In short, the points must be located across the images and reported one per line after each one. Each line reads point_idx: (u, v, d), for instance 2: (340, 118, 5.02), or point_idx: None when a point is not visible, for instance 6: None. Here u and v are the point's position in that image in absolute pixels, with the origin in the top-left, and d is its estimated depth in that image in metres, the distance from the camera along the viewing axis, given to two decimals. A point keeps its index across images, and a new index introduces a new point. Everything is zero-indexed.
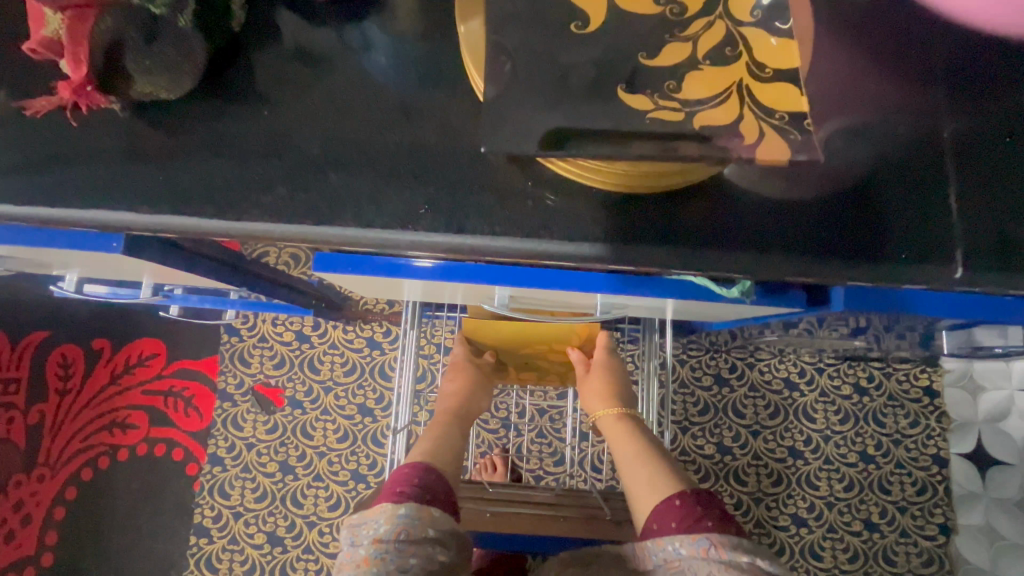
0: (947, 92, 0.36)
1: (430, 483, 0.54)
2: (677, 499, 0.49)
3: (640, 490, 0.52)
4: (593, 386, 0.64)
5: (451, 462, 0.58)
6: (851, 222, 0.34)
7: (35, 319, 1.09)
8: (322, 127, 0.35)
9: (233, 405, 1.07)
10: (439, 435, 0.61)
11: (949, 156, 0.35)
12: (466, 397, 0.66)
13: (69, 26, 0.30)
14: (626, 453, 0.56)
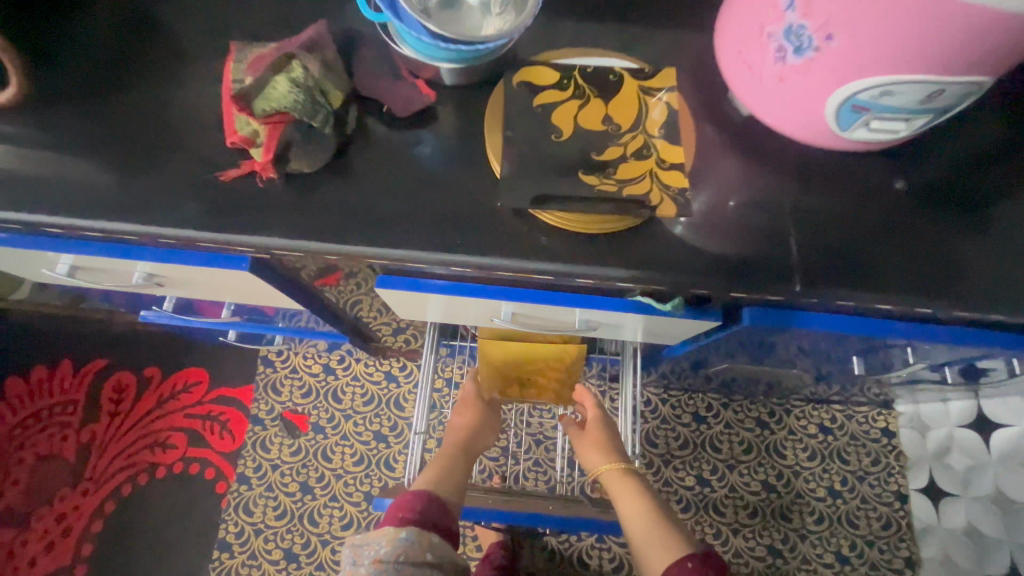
0: (801, 177, 0.55)
1: (435, 508, 0.68)
2: (688, 561, 0.60)
3: (649, 545, 0.63)
4: (594, 455, 0.79)
5: (451, 489, 0.72)
6: (738, 257, 0.51)
7: (96, 348, 1.25)
8: (392, 192, 0.52)
9: (263, 429, 1.20)
10: (447, 468, 0.75)
11: (802, 217, 0.53)
12: (473, 432, 0.83)
13: (268, 133, 0.49)
14: (635, 515, 0.68)
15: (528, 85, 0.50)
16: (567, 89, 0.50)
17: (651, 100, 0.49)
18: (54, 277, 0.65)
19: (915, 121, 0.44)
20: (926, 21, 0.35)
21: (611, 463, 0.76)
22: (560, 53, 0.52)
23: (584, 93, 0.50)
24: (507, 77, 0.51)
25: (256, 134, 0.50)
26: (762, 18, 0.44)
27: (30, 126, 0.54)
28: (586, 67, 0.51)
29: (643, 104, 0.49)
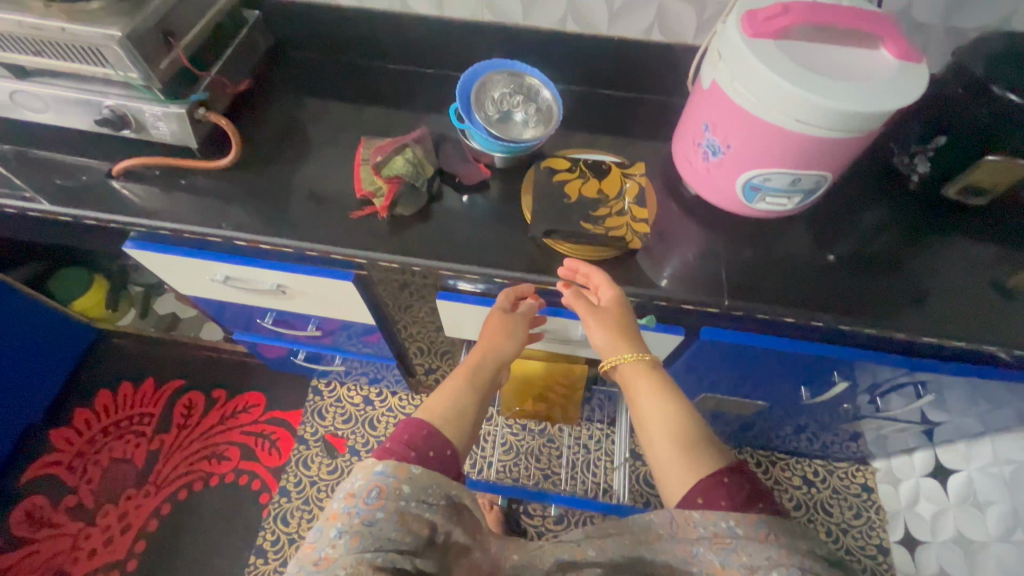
0: (736, 236, 0.80)
1: (424, 438, 0.58)
2: (724, 477, 0.55)
3: (671, 456, 0.58)
4: (603, 334, 0.67)
5: (458, 420, 0.62)
6: (692, 283, 0.74)
7: (176, 370, 1.48)
8: (458, 230, 0.77)
9: (306, 448, 1.38)
10: (461, 390, 0.64)
11: (737, 261, 0.77)
12: (494, 359, 0.69)
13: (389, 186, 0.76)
14: (654, 417, 0.61)
15: (550, 169, 0.78)
16: (575, 171, 0.77)
17: (629, 180, 0.77)
18: (208, 284, 0.90)
19: (793, 198, 0.69)
20: (777, 138, 0.62)
21: (631, 355, 0.65)
22: (573, 151, 0.81)
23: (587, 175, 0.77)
24: (538, 164, 0.80)
25: (377, 189, 0.76)
26: (694, 135, 0.72)
27: (225, 177, 0.82)
28: (588, 159, 0.79)
29: (624, 183, 0.77)
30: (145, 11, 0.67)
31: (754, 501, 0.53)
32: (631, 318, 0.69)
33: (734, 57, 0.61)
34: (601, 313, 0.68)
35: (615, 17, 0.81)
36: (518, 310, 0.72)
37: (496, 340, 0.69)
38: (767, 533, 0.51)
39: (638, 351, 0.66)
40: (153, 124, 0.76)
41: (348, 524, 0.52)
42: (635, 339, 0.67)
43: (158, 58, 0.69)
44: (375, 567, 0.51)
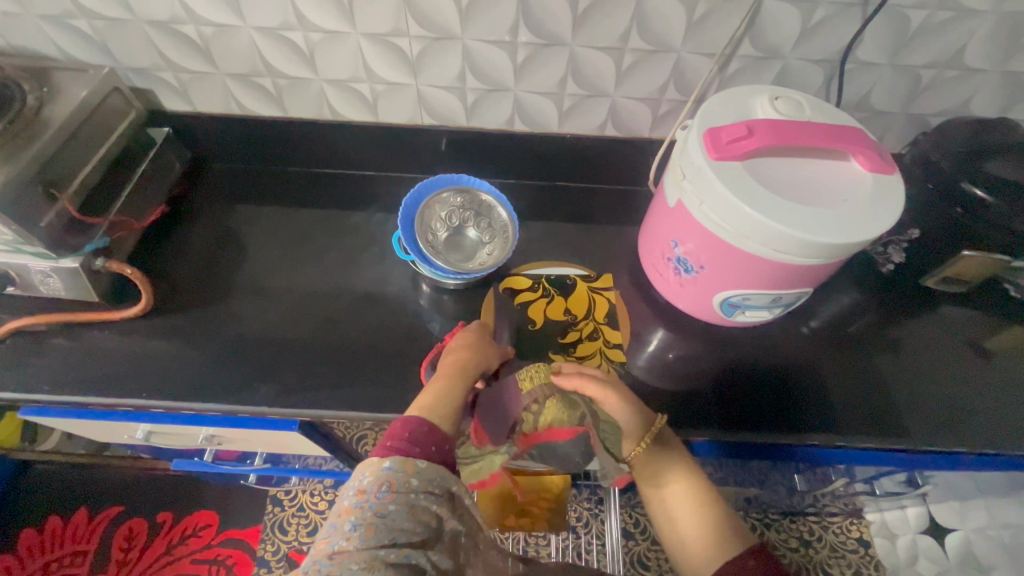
0: (714, 340, 0.74)
1: (426, 435, 0.49)
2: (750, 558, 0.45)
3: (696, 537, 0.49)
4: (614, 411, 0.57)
5: (452, 415, 0.53)
6: (676, 406, 0.67)
7: (114, 495, 1.32)
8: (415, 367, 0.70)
9: (269, 571, 1.24)
10: (457, 388, 0.57)
11: (719, 372, 0.71)
12: (479, 356, 0.62)
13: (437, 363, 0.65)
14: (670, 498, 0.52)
15: (511, 290, 0.75)
16: (538, 291, 0.75)
17: (596, 296, 0.75)
18: (128, 440, 0.78)
19: (775, 310, 0.65)
20: (754, 264, 0.57)
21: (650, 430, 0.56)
22: (527, 268, 0.78)
23: (545, 298, 0.74)
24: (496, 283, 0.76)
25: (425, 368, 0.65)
26: (662, 249, 0.67)
27: (140, 327, 0.72)
28: (550, 275, 0.77)
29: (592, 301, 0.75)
30: (18, 166, 0.58)
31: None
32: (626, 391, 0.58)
33: (698, 182, 0.56)
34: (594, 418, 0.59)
35: (566, 117, 0.75)
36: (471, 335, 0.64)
37: (467, 341, 0.63)
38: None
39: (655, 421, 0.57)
40: (42, 280, 0.65)
41: (360, 518, 0.43)
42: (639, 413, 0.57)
43: (38, 214, 0.59)
44: (390, 565, 0.41)
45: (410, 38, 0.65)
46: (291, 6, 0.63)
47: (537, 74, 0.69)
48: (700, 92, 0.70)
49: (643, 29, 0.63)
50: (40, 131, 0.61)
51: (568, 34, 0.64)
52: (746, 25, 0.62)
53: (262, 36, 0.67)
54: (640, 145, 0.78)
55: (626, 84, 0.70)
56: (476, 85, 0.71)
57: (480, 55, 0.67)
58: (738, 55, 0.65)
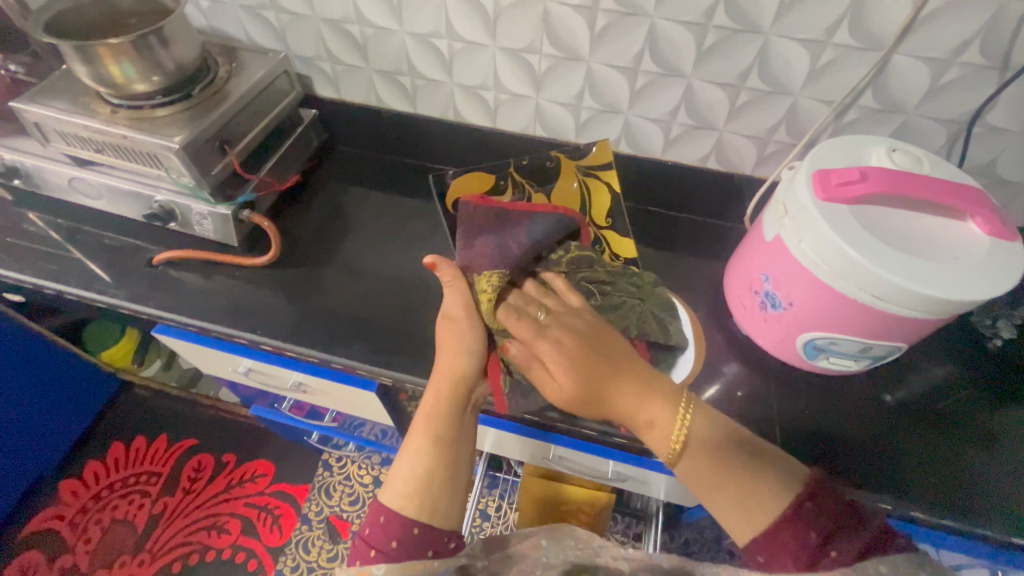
0: (789, 383, 0.73)
1: (383, 531, 0.52)
2: (807, 501, 0.47)
3: (750, 517, 0.48)
4: (628, 392, 0.55)
5: (423, 479, 0.55)
6: None
7: (191, 429, 1.46)
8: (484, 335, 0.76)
9: (309, 529, 1.31)
10: (426, 449, 0.56)
11: (789, 414, 0.70)
12: (444, 399, 0.60)
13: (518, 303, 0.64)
14: (719, 490, 0.50)
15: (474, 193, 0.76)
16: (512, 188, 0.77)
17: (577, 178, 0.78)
18: (231, 372, 0.88)
19: (861, 361, 0.63)
20: (847, 307, 0.57)
21: (681, 418, 0.53)
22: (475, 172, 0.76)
23: (499, 293, 0.62)
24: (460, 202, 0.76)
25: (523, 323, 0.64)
26: (751, 282, 0.67)
27: (262, 275, 0.82)
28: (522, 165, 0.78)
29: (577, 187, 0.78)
30: (204, 122, 0.70)
31: (871, 543, 0.44)
32: (617, 334, 0.60)
33: (802, 219, 0.57)
34: (571, 322, 0.60)
35: (671, 144, 0.78)
36: (456, 319, 0.63)
37: (442, 359, 0.62)
38: (881, 567, 0.42)
39: (683, 406, 0.54)
40: (198, 221, 0.77)
41: None
42: (642, 364, 0.57)
43: (209, 164, 0.72)
44: None
45: (541, 55, 0.72)
46: (444, 16, 0.72)
47: (651, 101, 0.73)
48: (813, 137, 0.71)
49: (763, 71, 0.66)
50: (224, 98, 0.73)
51: (688, 66, 0.68)
52: (871, 77, 0.63)
53: (413, 40, 0.76)
54: (740, 181, 0.79)
55: (737, 120, 0.72)
56: (591, 104, 0.76)
57: (601, 77, 0.72)
58: (858, 105, 0.66)
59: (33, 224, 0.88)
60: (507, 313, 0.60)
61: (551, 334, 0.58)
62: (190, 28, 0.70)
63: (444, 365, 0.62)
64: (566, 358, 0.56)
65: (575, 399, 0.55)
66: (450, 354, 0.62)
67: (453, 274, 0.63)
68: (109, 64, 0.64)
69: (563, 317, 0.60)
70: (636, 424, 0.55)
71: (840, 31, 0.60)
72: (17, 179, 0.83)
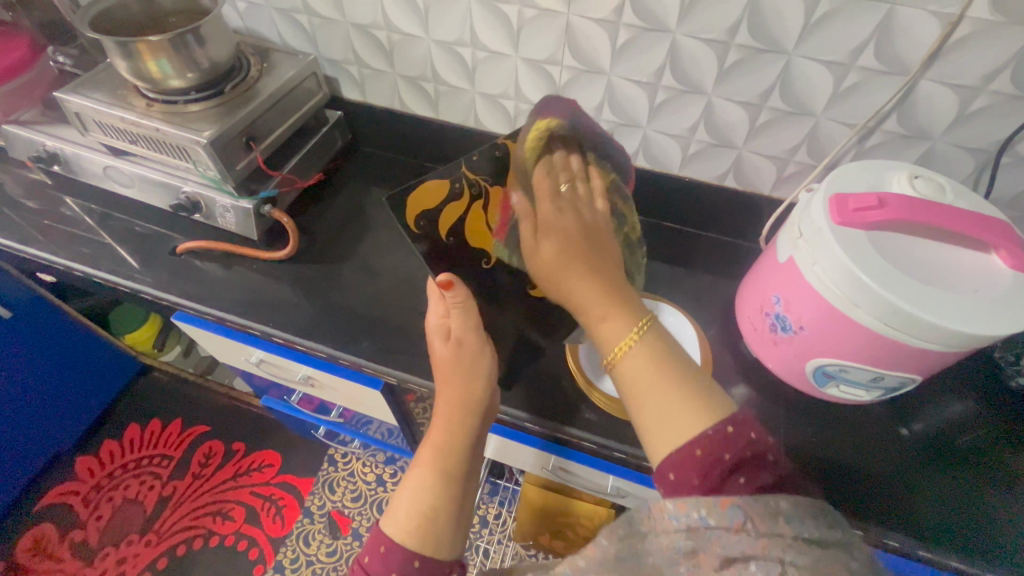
0: (798, 408, 0.71)
1: (384, 562, 0.52)
2: (729, 426, 0.43)
3: (664, 430, 0.45)
4: (589, 286, 0.54)
5: (431, 513, 0.55)
6: None
7: (204, 415, 1.50)
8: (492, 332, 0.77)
9: (311, 522, 1.33)
10: (433, 485, 0.56)
11: (796, 440, 0.68)
12: (458, 432, 0.60)
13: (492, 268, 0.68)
14: (655, 394, 0.47)
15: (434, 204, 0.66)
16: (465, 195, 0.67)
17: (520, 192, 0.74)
18: (244, 362, 0.91)
19: (872, 391, 0.62)
20: (859, 334, 0.55)
21: (634, 331, 0.50)
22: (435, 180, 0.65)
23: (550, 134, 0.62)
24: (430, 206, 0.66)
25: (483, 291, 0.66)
26: (762, 303, 0.66)
27: (279, 269, 0.84)
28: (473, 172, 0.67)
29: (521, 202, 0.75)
30: (233, 119, 0.72)
31: (775, 481, 0.41)
32: (612, 241, 0.60)
33: (816, 242, 0.56)
34: (584, 208, 0.60)
35: (688, 160, 0.78)
36: (463, 342, 0.63)
37: (455, 381, 0.62)
38: (782, 504, 0.39)
39: (639, 323, 0.51)
40: (222, 214, 0.80)
41: None
42: (617, 273, 0.56)
43: (235, 160, 0.74)
44: None
45: (563, 67, 0.73)
46: (468, 26, 0.73)
47: (670, 117, 0.73)
48: (834, 159, 0.70)
49: (785, 91, 0.65)
50: (254, 97, 0.76)
51: (708, 84, 0.68)
52: (896, 101, 0.62)
53: (438, 47, 0.78)
54: (758, 200, 0.78)
55: (756, 139, 0.72)
56: (610, 117, 0.77)
57: (620, 91, 0.73)
58: (882, 129, 0.65)
59: (69, 208, 0.92)
60: (539, 166, 0.62)
61: (560, 202, 0.59)
62: (226, 29, 0.73)
63: (455, 385, 0.62)
64: (558, 228, 0.56)
65: (550, 263, 0.56)
66: (462, 373, 0.62)
67: (464, 296, 0.63)
68: (148, 60, 0.67)
69: (577, 205, 0.60)
70: (589, 318, 0.54)
71: (865, 54, 0.59)
72: (56, 165, 0.87)
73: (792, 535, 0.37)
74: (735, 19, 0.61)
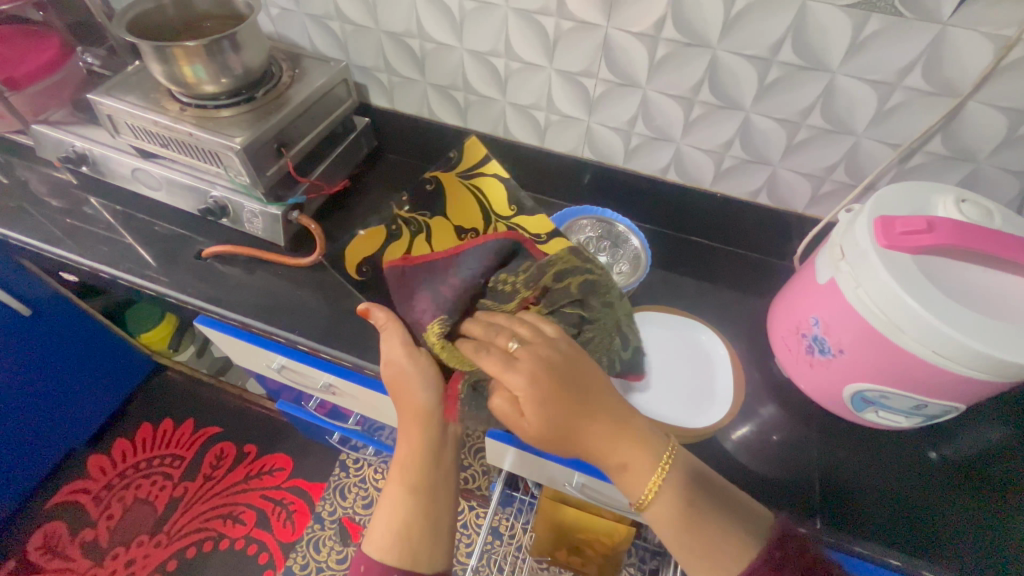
0: (831, 430, 0.70)
1: None
2: (774, 549, 0.49)
3: (709, 565, 0.49)
4: (600, 433, 0.52)
5: (406, 528, 0.54)
6: (771, 480, 0.65)
7: (216, 416, 1.49)
8: None
9: (321, 528, 1.32)
10: (402, 502, 0.56)
11: (829, 462, 0.67)
12: (418, 444, 0.58)
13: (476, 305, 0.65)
14: (693, 535, 0.50)
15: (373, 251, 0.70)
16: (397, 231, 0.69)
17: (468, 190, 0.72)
18: (264, 367, 0.90)
19: (912, 417, 0.60)
20: (903, 361, 0.54)
21: (660, 468, 0.52)
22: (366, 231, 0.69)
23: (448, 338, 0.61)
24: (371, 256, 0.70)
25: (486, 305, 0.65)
26: (798, 324, 0.65)
27: (305, 276, 0.84)
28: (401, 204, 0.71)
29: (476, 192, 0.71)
30: (265, 126, 0.72)
31: None
32: (591, 368, 0.55)
33: (860, 265, 0.55)
34: (548, 347, 0.55)
35: (721, 176, 0.77)
36: (404, 363, 0.61)
37: (401, 392, 0.60)
38: None
39: (663, 456, 0.52)
40: (249, 218, 0.80)
41: None
42: (616, 400, 0.55)
43: (266, 166, 0.74)
44: None
45: (597, 80, 0.72)
46: (503, 37, 0.73)
47: (705, 132, 0.72)
48: (874, 179, 0.68)
49: (826, 109, 0.64)
50: (286, 103, 0.75)
51: (747, 101, 0.67)
52: (942, 123, 0.61)
53: (471, 57, 0.77)
54: (791, 218, 0.77)
55: (794, 156, 0.71)
56: (643, 131, 0.76)
57: (655, 105, 0.72)
58: (925, 150, 0.64)
59: (94, 208, 0.92)
60: (477, 326, 0.57)
61: (518, 365, 0.53)
62: (260, 34, 0.73)
63: (404, 397, 0.60)
64: (535, 395, 0.51)
65: (547, 433, 0.52)
66: (410, 382, 0.60)
67: (385, 317, 0.64)
68: (183, 65, 0.67)
69: (545, 337, 0.56)
70: (608, 459, 0.53)
71: (912, 75, 0.58)
72: (84, 166, 0.87)
73: None
74: (779, 36, 0.60)
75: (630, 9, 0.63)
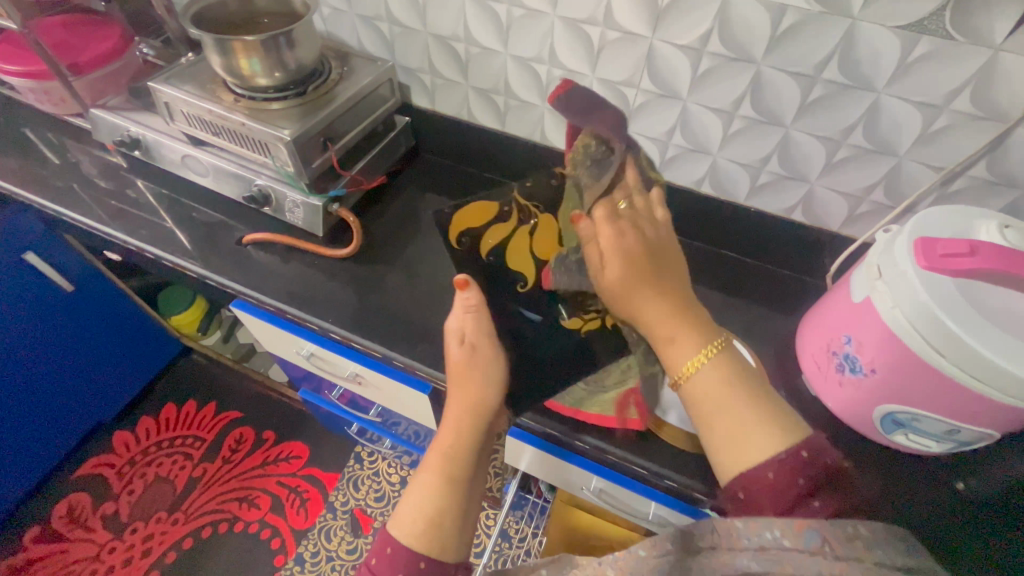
0: (857, 452, 0.69)
1: (388, 562, 0.52)
2: (802, 452, 0.45)
3: (733, 446, 0.47)
4: (657, 307, 0.55)
5: (438, 515, 0.54)
6: None
7: (238, 400, 1.53)
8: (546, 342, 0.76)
9: (333, 518, 1.34)
10: (438, 489, 0.56)
11: (854, 484, 0.66)
12: (465, 436, 0.59)
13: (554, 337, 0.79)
14: (722, 415, 0.48)
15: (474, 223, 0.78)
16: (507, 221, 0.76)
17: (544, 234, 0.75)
18: (294, 354, 0.92)
19: (943, 443, 0.60)
20: (937, 384, 0.54)
21: (706, 351, 0.51)
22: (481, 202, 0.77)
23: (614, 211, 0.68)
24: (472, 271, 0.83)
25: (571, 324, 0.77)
26: (829, 341, 0.65)
27: (339, 266, 0.86)
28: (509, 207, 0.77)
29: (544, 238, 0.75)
30: (314, 120, 0.75)
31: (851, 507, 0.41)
32: (676, 261, 0.59)
33: (898, 285, 0.55)
34: (645, 225, 0.61)
35: (756, 191, 0.78)
36: (477, 346, 0.64)
37: (462, 384, 0.62)
38: (862, 530, 0.39)
39: (712, 343, 0.52)
40: (290, 208, 0.82)
41: None
42: (683, 287, 0.57)
43: (311, 158, 0.77)
44: None
45: (638, 90, 0.73)
46: (548, 44, 0.74)
47: (743, 146, 0.73)
48: (913, 202, 0.68)
49: (868, 129, 0.64)
50: (334, 99, 0.78)
51: (788, 117, 0.67)
52: (988, 148, 0.60)
53: (514, 62, 0.79)
54: (825, 236, 0.77)
55: (833, 175, 0.71)
56: (681, 142, 0.77)
57: (694, 117, 0.73)
58: (968, 174, 0.63)
59: (140, 191, 0.96)
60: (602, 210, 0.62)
61: (620, 223, 0.60)
62: (314, 32, 0.75)
63: (467, 389, 0.62)
64: (621, 248, 0.57)
65: (616, 287, 0.57)
66: (476, 376, 0.62)
67: (478, 300, 0.66)
68: (241, 57, 0.70)
69: (637, 223, 0.61)
70: (659, 337, 0.55)
71: (960, 98, 0.58)
72: (137, 150, 0.91)
73: (872, 561, 0.37)
74: (826, 54, 0.60)
75: (677, 21, 0.65)
